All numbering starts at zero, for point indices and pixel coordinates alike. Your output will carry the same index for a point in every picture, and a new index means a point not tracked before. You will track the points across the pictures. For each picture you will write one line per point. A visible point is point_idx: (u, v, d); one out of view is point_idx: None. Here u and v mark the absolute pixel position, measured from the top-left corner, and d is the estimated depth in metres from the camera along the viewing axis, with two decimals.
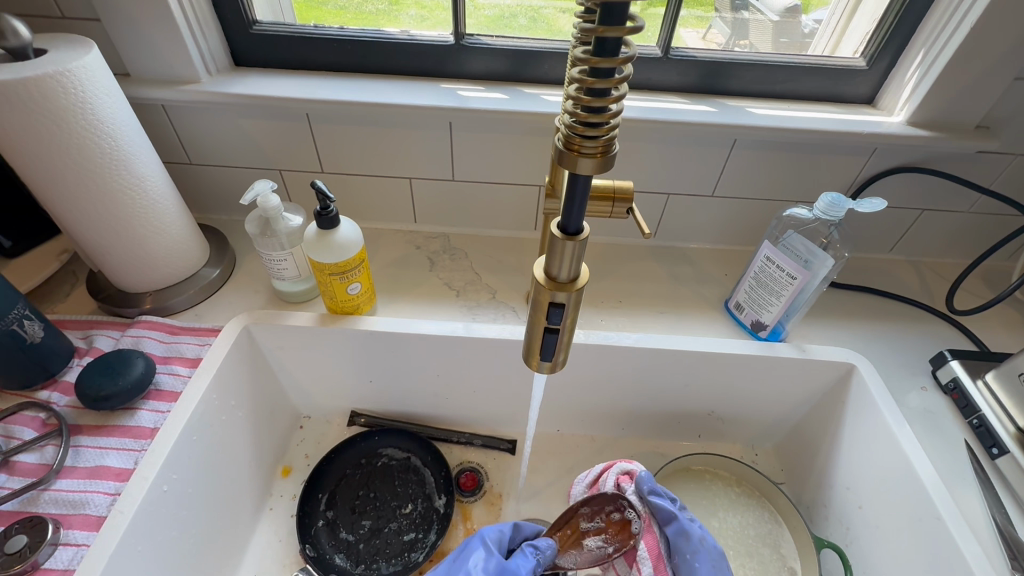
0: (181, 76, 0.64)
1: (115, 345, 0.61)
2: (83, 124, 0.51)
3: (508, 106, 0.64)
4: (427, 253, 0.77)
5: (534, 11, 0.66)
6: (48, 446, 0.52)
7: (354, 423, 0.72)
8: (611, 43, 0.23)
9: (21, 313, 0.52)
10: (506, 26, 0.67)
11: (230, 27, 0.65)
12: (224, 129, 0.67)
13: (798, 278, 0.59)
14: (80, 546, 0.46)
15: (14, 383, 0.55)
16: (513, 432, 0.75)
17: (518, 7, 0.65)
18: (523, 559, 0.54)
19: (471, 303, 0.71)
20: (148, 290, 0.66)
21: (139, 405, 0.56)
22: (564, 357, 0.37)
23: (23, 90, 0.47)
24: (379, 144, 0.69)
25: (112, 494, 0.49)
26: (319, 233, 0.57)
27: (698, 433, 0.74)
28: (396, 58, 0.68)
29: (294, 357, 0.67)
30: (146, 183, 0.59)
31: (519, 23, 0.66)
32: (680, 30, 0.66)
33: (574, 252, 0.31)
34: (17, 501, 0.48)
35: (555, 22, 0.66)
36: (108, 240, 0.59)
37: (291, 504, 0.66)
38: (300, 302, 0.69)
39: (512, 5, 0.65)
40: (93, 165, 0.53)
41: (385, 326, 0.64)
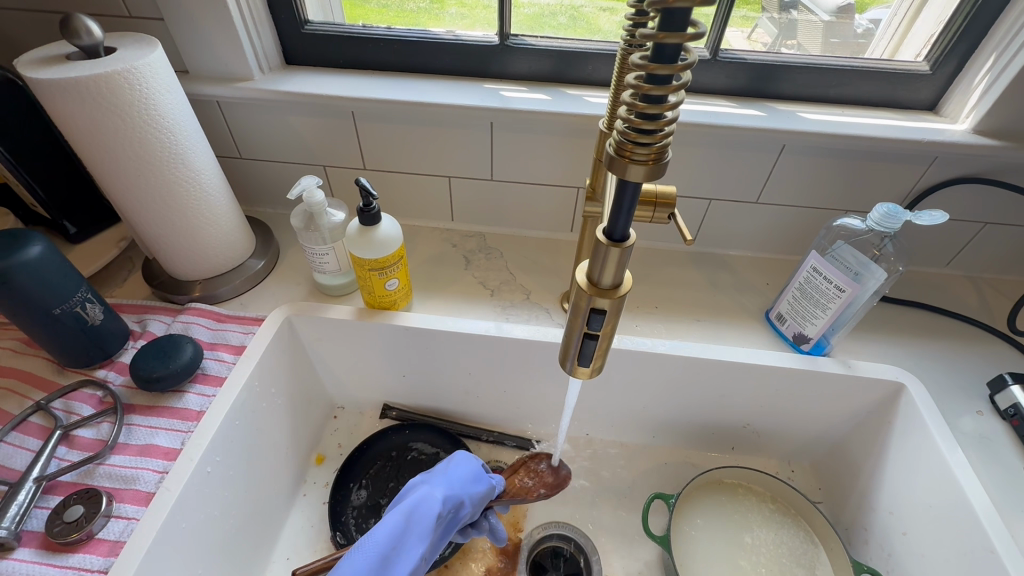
0: (236, 74, 0.66)
1: (166, 329, 0.64)
2: (145, 119, 0.54)
3: (551, 108, 0.63)
4: (463, 252, 0.78)
5: (575, 9, 0.65)
6: (104, 423, 0.55)
7: (386, 416, 0.74)
8: (670, 48, 0.22)
9: (84, 296, 0.55)
10: (546, 25, 0.66)
11: (284, 26, 0.67)
12: (273, 125, 0.69)
13: (847, 291, 0.57)
14: (130, 520, 0.48)
15: (77, 362, 0.58)
16: (542, 433, 0.75)
17: (558, 6, 0.65)
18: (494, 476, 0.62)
19: (505, 303, 0.71)
20: (197, 278, 0.69)
21: (187, 388, 0.59)
22: (601, 364, 0.37)
23: (94, 88, 0.50)
24: (421, 142, 0.69)
25: (160, 472, 0.51)
26: (361, 229, 0.58)
27: (732, 445, 0.72)
28: (440, 57, 0.68)
29: (331, 349, 0.68)
30: (200, 175, 0.61)
31: (558, 22, 0.66)
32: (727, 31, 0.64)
33: (619, 259, 0.30)
34: (76, 473, 0.51)
35: (596, 20, 0.66)
36: (164, 229, 0.62)
37: (322, 492, 0.68)
38: (340, 295, 0.70)
39: (552, 4, 0.65)
40: (154, 158, 0.56)
41: (421, 323, 0.65)
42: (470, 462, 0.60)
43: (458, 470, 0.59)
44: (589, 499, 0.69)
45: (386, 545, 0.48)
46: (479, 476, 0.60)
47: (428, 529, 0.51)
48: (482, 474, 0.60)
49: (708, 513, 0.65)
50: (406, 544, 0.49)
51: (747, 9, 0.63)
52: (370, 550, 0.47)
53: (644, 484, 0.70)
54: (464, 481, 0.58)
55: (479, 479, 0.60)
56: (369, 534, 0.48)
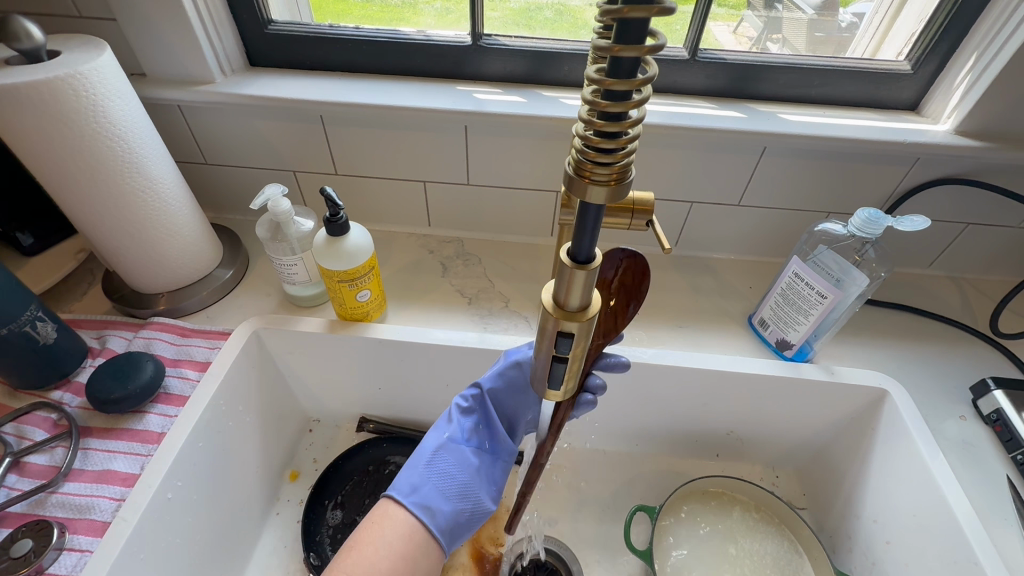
0: (196, 77, 0.63)
1: (127, 346, 0.61)
2: (95, 127, 0.51)
3: (525, 111, 0.61)
4: (440, 258, 0.75)
5: (561, 4, 0.63)
6: (59, 448, 0.52)
7: (363, 429, 0.72)
8: (627, 62, 0.20)
9: (34, 315, 0.52)
10: (532, 21, 0.64)
11: (246, 27, 0.64)
12: (238, 130, 0.67)
13: (830, 297, 0.55)
14: (84, 552, 0.46)
15: (28, 382, 0.55)
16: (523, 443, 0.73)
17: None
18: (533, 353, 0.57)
19: (483, 312, 0.69)
20: (162, 291, 0.66)
21: (148, 409, 0.56)
22: (638, 298, 0.38)
23: (36, 96, 0.47)
24: (394, 146, 0.67)
25: (118, 499, 0.49)
26: (328, 240, 0.55)
27: (717, 452, 0.71)
28: (411, 57, 0.66)
29: (303, 362, 0.66)
30: (159, 184, 0.59)
31: (545, 16, 0.64)
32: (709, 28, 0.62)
33: (585, 281, 0.28)
34: (26, 503, 0.49)
35: (581, 15, 0.63)
36: (124, 242, 0.60)
37: (296, 511, 0.66)
38: (311, 306, 0.68)
39: None
40: (108, 168, 0.53)
41: (395, 335, 0.63)
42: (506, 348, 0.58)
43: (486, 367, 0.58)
44: (571, 511, 0.67)
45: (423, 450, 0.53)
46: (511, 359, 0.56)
47: (449, 420, 0.55)
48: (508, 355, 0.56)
49: (691, 523, 0.64)
50: (432, 436, 0.54)
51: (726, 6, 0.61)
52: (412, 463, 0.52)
53: (627, 494, 0.68)
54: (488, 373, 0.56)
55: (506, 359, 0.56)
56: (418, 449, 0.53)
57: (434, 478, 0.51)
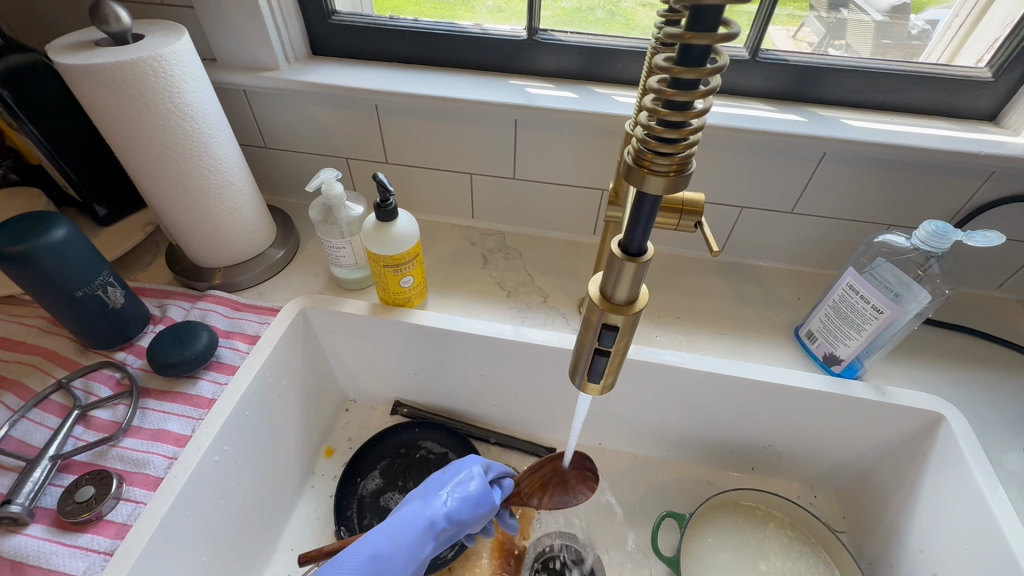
0: (263, 63, 0.66)
1: (185, 315, 0.65)
2: (169, 107, 0.54)
3: (578, 107, 0.61)
4: (481, 250, 0.76)
5: (612, 4, 0.63)
6: (120, 405, 0.56)
7: (396, 413, 0.73)
8: (698, 49, 0.20)
9: (106, 280, 0.57)
10: (582, 20, 0.64)
11: (312, 17, 0.66)
12: (298, 116, 0.70)
13: (886, 312, 0.53)
14: (138, 503, 0.49)
15: (98, 343, 0.59)
16: (552, 439, 0.73)
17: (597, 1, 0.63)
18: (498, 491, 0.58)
19: (521, 305, 0.69)
20: (218, 266, 0.69)
21: (201, 375, 0.59)
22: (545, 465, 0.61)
23: (120, 75, 0.50)
24: (444, 136, 0.68)
25: (170, 457, 0.52)
26: (377, 225, 0.57)
27: (752, 465, 0.69)
28: (466, 51, 0.67)
29: (345, 343, 0.68)
30: (223, 163, 0.62)
31: (596, 16, 0.64)
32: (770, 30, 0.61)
33: (634, 274, 0.28)
34: (90, 454, 0.52)
35: (634, 16, 0.63)
36: (188, 218, 0.63)
37: (329, 486, 0.68)
38: (356, 289, 0.70)
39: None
40: (178, 146, 0.57)
41: (435, 322, 0.64)
42: (473, 476, 0.57)
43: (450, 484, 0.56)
44: (597, 511, 0.67)
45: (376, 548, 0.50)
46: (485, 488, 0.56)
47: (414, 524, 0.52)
48: (485, 491, 0.56)
49: (721, 536, 0.62)
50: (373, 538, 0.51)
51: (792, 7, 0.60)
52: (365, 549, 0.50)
53: (656, 500, 0.68)
54: (459, 483, 0.56)
55: (481, 497, 0.55)
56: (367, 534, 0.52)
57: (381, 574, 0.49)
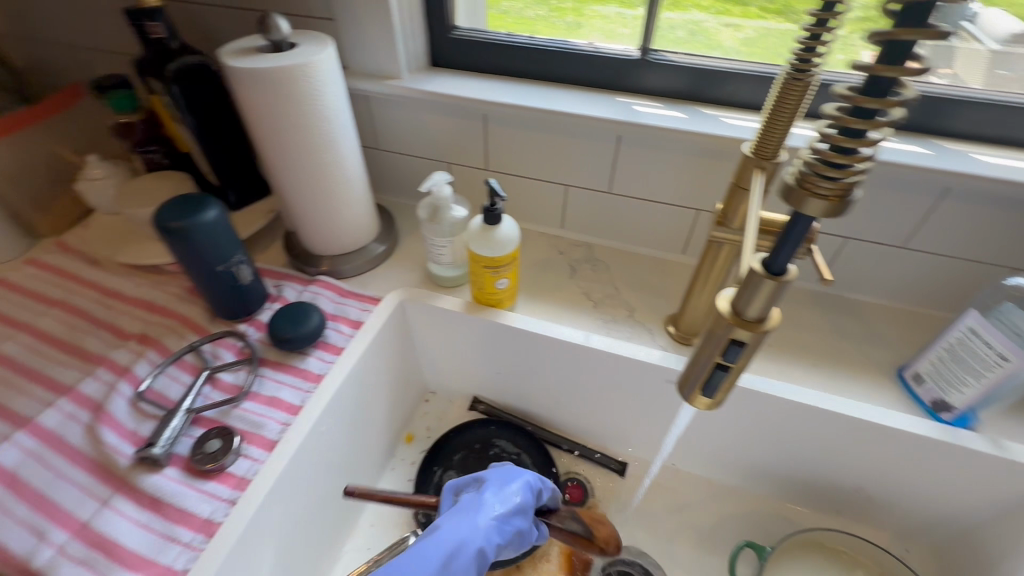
0: (386, 71, 0.71)
1: (298, 296, 0.71)
2: (310, 107, 0.60)
3: (686, 126, 0.62)
4: (569, 260, 0.78)
5: (694, 24, 0.64)
6: (241, 371, 0.62)
7: (474, 408, 0.76)
8: (884, 82, 0.21)
9: (239, 259, 0.63)
10: (664, 38, 0.65)
11: (434, 31, 0.71)
12: (411, 121, 0.75)
13: (1012, 361, 0.49)
14: (255, 461, 0.54)
15: (225, 313, 0.66)
16: (624, 453, 0.74)
17: (678, 20, 0.64)
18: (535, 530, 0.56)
19: (607, 317, 0.70)
20: (327, 254, 0.75)
21: (310, 352, 0.64)
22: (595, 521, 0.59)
23: (275, 78, 0.56)
24: (547, 149, 0.71)
25: (283, 423, 0.57)
26: (483, 227, 0.60)
27: (837, 506, 0.66)
28: (576, 68, 0.69)
29: (435, 337, 0.72)
30: (345, 160, 0.67)
31: (677, 35, 0.65)
32: None
33: (772, 293, 0.29)
34: (216, 411, 0.58)
35: (716, 35, 0.64)
36: (309, 208, 0.69)
37: (408, 470, 0.72)
38: (451, 287, 0.73)
39: (672, 17, 0.64)
40: (311, 143, 0.63)
41: (524, 324, 0.66)
42: (525, 503, 0.54)
43: (510, 504, 0.53)
44: (668, 531, 0.66)
45: (445, 553, 0.45)
46: (525, 497, 0.54)
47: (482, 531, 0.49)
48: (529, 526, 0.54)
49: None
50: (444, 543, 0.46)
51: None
52: (433, 556, 0.45)
53: (730, 528, 0.66)
54: (517, 510, 0.53)
55: (523, 535, 0.54)
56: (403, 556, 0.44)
57: None
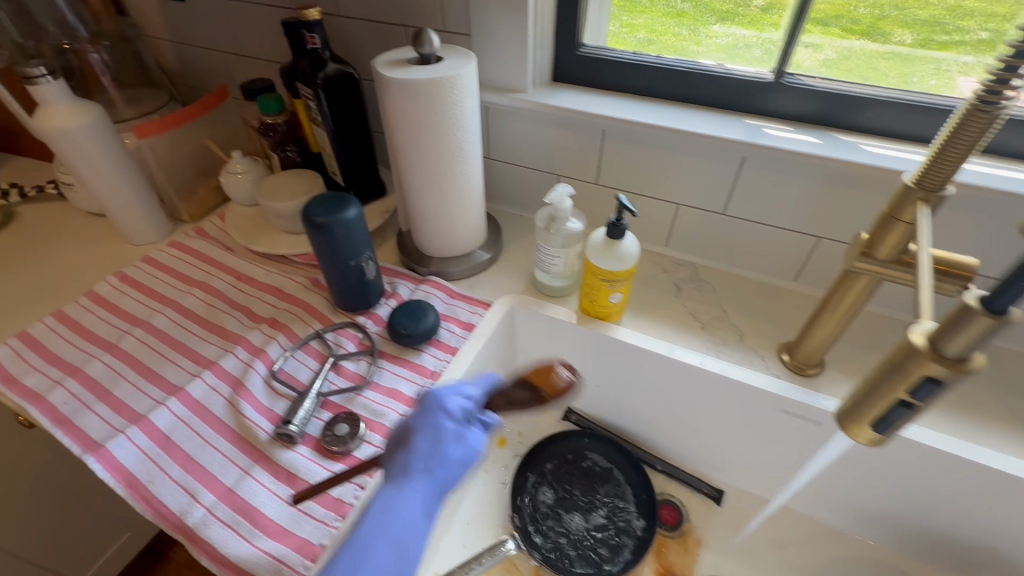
0: (512, 85, 0.74)
1: (411, 293, 0.75)
2: (448, 117, 0.63)
3: (821, 152, 0.61)
4: (674, 279, 0.78)
5: (772, 44, 0.66)
6: (362, 361, 0.66)
7: (567, 419, 0.77)
8: None
9: (367, 256, 0.67)
10: (738, 56, 0.68)
11: (562, 48, 0.73)
12: (529, 133, 0.77)
13: None
14: (378, 448, 0.57)
15: (347, 305, 0.71)
16: (720, 481, 0.72)
17: (756, 39, 0.66)
18: (478, 435, 0.58)
19: (717, 339, 0.69)
20: (438, 256, 0.79)
21: (424, 348, 0.67)
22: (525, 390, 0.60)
23: (424, 88, 0.60)
24: (664, 166, 0.72)
25: (403, 415, 0.60)
26: (606, 241, 0.61)
27: (959, 566, 0.61)
28: (703, 88, 0.69)
29: (538, 344, 0.73)
30: (469, 168, 0.70)
31: (753, 53, 0.67)
32: (954, 78, 0.60)
33: (988, 331, 0.29)
34: (341, 397, 0.62)
35: (794, 55, 0.65)
36: (430, 211, 0.73)
37: (501, 473, 0.73)
38: (556, 297, 0.75)
39: (750, 36, 0.67)
40: (443, 150, 0.66)
41: (635, 339, 0.66)
42: (451, 439, 0.55)
43: (434, 449, 0.54)
44: (767, 567, 0.64)
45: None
46: (449, 427, 0.55)
47: (404, 497, 0.51)
48: (467, 450, 0.57)
49: None
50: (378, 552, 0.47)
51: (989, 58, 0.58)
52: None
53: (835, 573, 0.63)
54: (439, 450, 0.55)
55: (463, 456, 0.56)
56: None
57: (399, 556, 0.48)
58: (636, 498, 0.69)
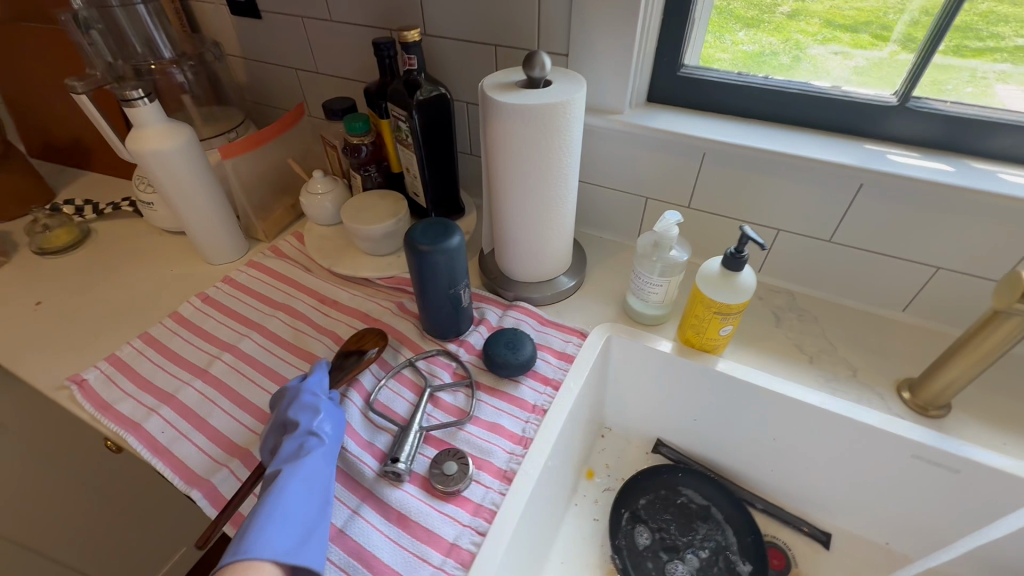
0: (608, 106, 0.71)
1: (500, 319, 0.72)
2: (555, 141, 0.61)
3: (955, 180, 0.57)
4: (771, 307, 0.74)
5: (801, 50, 0.65)
6: (459, 393, 0.64)
7: (658, 452, 0.74)
8: None
9: (463, 285, 0.64)
10: (766, 64, 0.68)
11: (661, 68, 0.71)
12: (621, 155, 0.74)
13: None
14: (488, 488, 0.54)
15: (439, 332, 0.69)
16: (826, 523, 0.68)
17: (783, 46, 0.66)
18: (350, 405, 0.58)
19: (827, 374, 0.65)
20: (525, 280, 0.76)
21: (521, 380, 0.65)
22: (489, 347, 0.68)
23: (535, 113, 0.57)
24: (768, 192, 0.68)
25: (510, 452, 0.57)
26: (723, 272, 0.58)
27: None
28: (814, 110, 0.66)
29: (632, 375, 0.71)
30: (567, 192, 0.68)
31: (779, 61, 0.67)
32: (991, 86, 0.59)
33: None
34: (442, 432, 0.60)
35: (823, 63, 0.65)
36: (523, 235, 0.70)
37: (593, 508, 0.70)
38: (650, 324, 0.72)
39: (777, 44, 0.66)
40: (546, 174, 0.63)
41: (747, 374, 0.63)
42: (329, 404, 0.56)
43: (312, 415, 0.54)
44: None
45: (306, 519, 0.46)
46: (320, 399, 0.55)
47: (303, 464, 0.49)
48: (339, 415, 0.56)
49: None
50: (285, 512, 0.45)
51: None
52: (293, 525, 0.45)
53: None
54: (322, 419, 0.54)
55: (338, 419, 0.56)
56: (257, 527, 0.43)
57: (304, 533, 0.45)
58: (739, 540, 0.66)
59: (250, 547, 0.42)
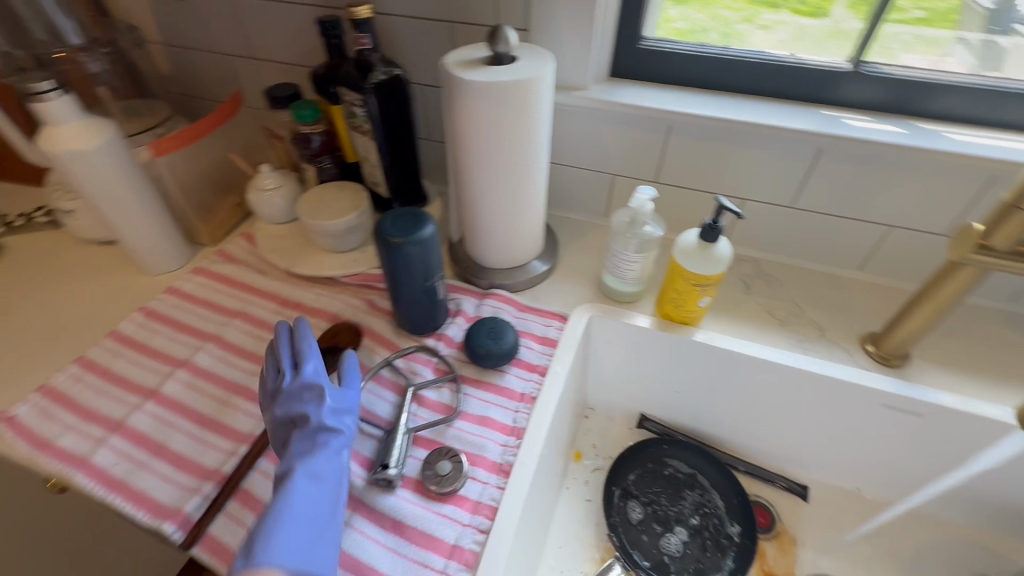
0: (572, 83, 0.69)
1: (477, 309, 0.70)
2: (526, 120, 0.58)
3: (907, 141, 0.60)
4: (740, 275, 0.76)
5: (727, 26, 0.68)
6: (444, 388, 0.61)
7: (642, 426, 0.75)
8: None
9: (439, 277, 0.61)
10: (696, 40, 0.69)
11: (622, 42, 0.70)
12: (588, 133, 0.73)
13: None
14: (485, 484, 0.53)
15: (415, 328, 0.65)
16: (804, 476, 0.71)
17: (711, 23, 0.68)
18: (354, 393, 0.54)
19: (799, 336, 0.68)
20: (499, 267, 0.74)
21: (506, 369, 0.63)
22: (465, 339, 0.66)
23: (505, 90, 0.55)
24: (733, 162, 0.69)
25: (503, 444, 0.56)
26: (700, 244, 0.59)
27: None
28: (773, 78, 0.67)
29: (614, 354, 0.70)
30: (539, 173, 0.66)
31: (709, 38, 0.69)
32: (900, 55, 0.64)
33: None
34: (431, 431, 0.57)
35: (748, 37, 0.68)
36: (495, 220, 0.68)
37: (585, 490, 0.70)
38: (628, 301, 0.72)
39: (705, 21, 0.68)
40: (517, 156, 0.61)
41: (725, 343, 0.64)
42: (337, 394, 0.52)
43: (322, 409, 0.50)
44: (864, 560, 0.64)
45: (317, 519, 0.44)
46: (324, 387, 0.51)
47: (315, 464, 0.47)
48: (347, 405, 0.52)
49: None
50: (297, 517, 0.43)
51: (932, 32, 0.62)
52: (304, 527, 0.43)
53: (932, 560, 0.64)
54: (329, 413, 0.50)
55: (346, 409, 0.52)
56: (269, 530, 0.41)
57: (317, 536, 0.43)
58: (727, 503, 0.68)
59: (261, 552, 0.40)
